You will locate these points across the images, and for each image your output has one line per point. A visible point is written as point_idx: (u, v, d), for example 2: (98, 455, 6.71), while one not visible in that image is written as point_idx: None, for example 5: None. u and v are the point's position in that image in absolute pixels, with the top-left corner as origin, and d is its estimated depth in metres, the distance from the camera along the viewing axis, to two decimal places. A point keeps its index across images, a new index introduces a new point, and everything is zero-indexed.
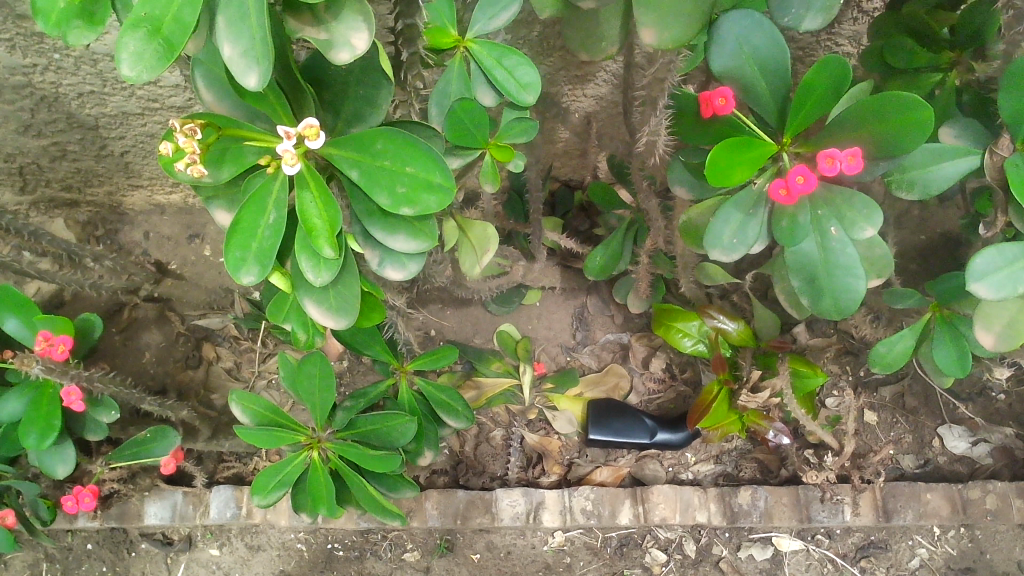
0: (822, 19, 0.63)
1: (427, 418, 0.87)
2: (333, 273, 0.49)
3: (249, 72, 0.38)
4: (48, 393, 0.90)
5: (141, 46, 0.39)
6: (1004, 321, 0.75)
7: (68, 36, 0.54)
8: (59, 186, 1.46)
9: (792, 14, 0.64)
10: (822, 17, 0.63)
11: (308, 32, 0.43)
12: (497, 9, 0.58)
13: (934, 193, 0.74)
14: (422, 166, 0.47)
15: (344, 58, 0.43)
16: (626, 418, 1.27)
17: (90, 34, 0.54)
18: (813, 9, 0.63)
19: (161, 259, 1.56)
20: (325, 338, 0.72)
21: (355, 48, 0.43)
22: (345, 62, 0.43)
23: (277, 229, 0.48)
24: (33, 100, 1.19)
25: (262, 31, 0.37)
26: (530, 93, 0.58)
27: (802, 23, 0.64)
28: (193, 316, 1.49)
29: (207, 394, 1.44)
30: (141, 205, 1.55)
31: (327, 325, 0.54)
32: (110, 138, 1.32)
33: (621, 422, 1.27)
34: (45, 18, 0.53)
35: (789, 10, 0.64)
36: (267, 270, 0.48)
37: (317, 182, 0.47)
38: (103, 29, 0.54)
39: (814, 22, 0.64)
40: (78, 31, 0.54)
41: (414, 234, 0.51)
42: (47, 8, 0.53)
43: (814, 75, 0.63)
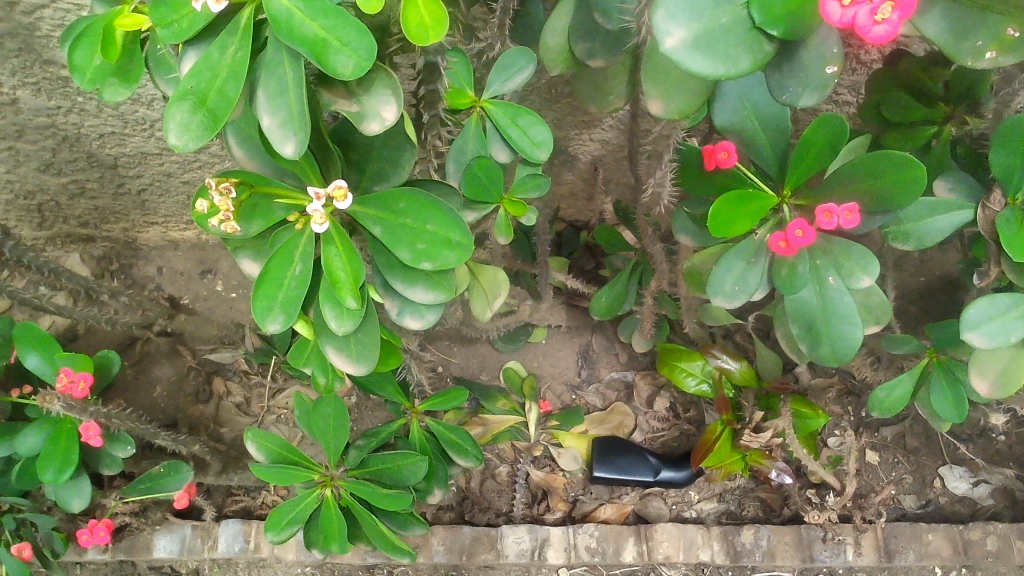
0: (819, 97, 0.55)
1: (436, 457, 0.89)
2: (355, 322, 0.52)
3: (286, 141, 0.42)
4: (67, 429, 0.93)
5: (188, 117, 0.42)
6: (998, 368, 0.77)
7: (103, 92, 0.56)
8: (76, 223, 1.49)
9: (788, 91, 0.55)
10: (820, 94, 0.55)
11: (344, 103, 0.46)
12: (513, 72, 0.62)
13: (928, 245, 0.77)
14: (442, 225, 0.50)
15: (374, 129, 0.46)
16: (630, 456, 1.29)
17: (125, 90, 0.57)
18: (810, 87, 0.54)
19: (174, 294, 1.59)
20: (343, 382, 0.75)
21: (384, 119, 0.46)
22: (375, 132, 0.46)
23: (303, 279, 0.51)
24: (56, 140, 1.23)
25: (299, 105, 0.42)
26: (542, 150, 0.61)
27: (799, 101, 0.55)
28: (204, 350, 1.52)
29: (216, 428, 1.46)
30: (155, 241, 1.58)
31: (347, 372, 0.56)
32: (128, 177, 1.35)
33: (625, 460, 1.28)
34: (81, 74, 0.56)
35: (781, 90, 0.55)
36: (293, 318, 0.51)
37: (342, 238, 0.50)
38: (137, 86, 0.56)
39: (811, 99, 0.55)
40: (113, 87, 0.56)
41: (433, 285, 0.53)
42: (83, 65, 0.56)
43: (812, 135, 0.66)
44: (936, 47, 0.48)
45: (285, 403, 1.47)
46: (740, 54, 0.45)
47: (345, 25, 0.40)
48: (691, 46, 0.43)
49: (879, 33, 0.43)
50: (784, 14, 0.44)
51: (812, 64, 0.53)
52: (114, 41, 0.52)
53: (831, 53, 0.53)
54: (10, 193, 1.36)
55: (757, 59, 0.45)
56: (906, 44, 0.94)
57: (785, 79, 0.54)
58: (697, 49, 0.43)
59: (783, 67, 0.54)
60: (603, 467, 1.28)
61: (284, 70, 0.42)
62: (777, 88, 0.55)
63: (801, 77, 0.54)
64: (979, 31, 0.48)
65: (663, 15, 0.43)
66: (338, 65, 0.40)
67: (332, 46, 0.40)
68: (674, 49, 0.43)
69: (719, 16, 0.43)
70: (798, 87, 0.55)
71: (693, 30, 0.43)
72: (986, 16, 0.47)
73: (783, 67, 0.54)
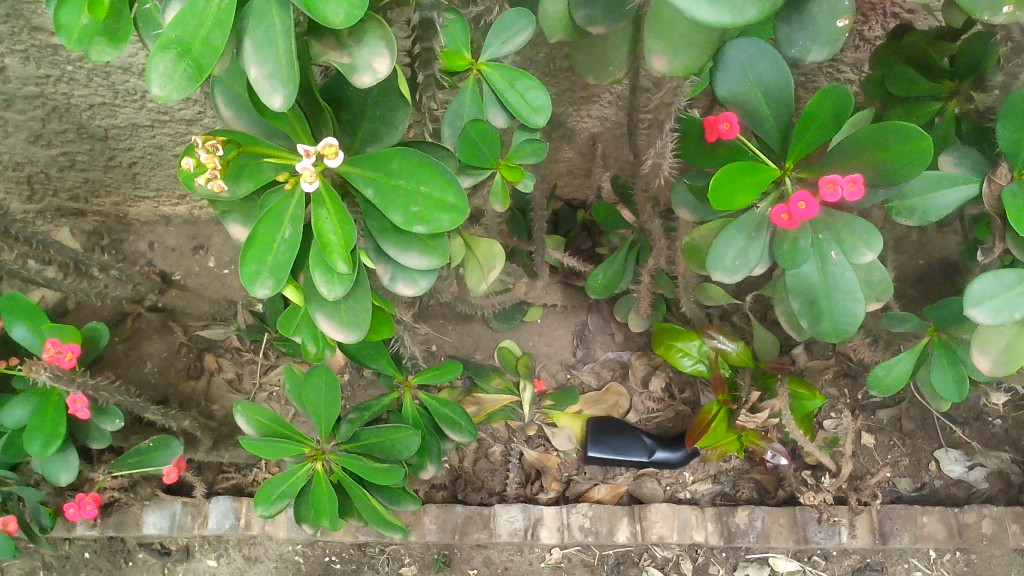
0: (829, 52, 0.58)
1: (429, 431, 0.87)
2: (346, 288, 0.51)
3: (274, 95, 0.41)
4: (54, 400, 0.91)
5: (171, 67, 0.40)
6: (1000, 346, 0.76)
7: (89, 51, 0.54)
8: (67, 196, 1.48)
9: (799, 45, 0.59)
10: (830, 49, 0.58)
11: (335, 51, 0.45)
12: (510, 35, 0.61)
13: (933, 220, 0.75)
14: (436, 186, 0.48)
15: (365, 81, 0.45)
16: (625, 437, 1.29)
17: (111, 51, 0.54)
18: (820, 41, 0.58)
19: (166, 269, 1.58)
20: (334, 352, 0.74)
21: (376, 71, 0.45)
22: (366, 85, 0.45)
23: (292, 244, 0.50)
24: (45, 110, 1.21)
25: (288, 55, 0.40)
26: (541, 115, 0.60)
27: (808, 56, 0.59)
28: (196, 327, 1.51)
29: (207, 404, 1.44)
30: (147, 216, 1.57)
31: (337, 339, 0.55)
32: (119, 149, 1.33)
33: (619, 440, 1.28)
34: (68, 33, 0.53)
35: (792, 44, 0.59)
36: (282, 283, 0.51)
37: (334, 200, 0.49)
38: (123, 46, 0.54)
39: (820, 55, 0.58)
40: (100, 47, 0.54)
41: (427, 251, 0.52)
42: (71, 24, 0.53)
43: (816, 106, 0.65)
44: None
45: (277, 380, 1.45)
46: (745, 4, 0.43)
47: None
48: None
49: None
50: None
51: (822, 18, 0.57)
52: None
53: (842, 7, 0.57)
54: None
55: (764, 7, 0.44)
56: (911, 21, 0.93)
57: (795, 32, 0.58)
58: None
59: (793, 20, 0.58)
60: (597, 446, 1.28)
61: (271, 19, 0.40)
62: (787, 42, 0.59)
63: (811, 29, 0.58)
64: None
65: None
66: (329, 12, 0.39)
67: None
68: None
69: None
70: (809, 41, 0.58)
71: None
72: None
73: (792, 19, 0.58)
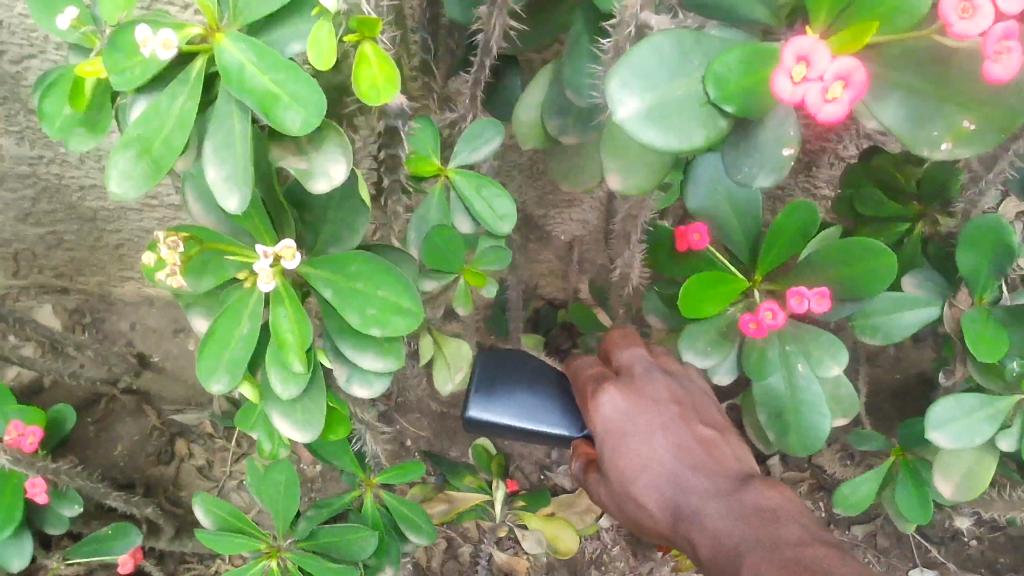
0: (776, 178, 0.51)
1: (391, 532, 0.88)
2: (301, 386, 0.51)
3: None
4: (12, 484, 0.87)
5: (130, 166, 0.41)
6: (963, 470, 0.73)
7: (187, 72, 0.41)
8: (51, 273, 1.51)
9: (743, 171, 0.51)
10: (778, 176, 0.51)
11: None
12: (480, 142, 0.63)
13: (897, 340, 0.73)
14: (393, 290, 0.51)
15: (321, 187, 0.46)
16: (538, 391, 0.77)
17: (144, 175, 0.41)
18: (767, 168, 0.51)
19: (143, 351, 1.56)
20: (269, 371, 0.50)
21: (332, 178, 0.46)
22: (322, 190, 0.46)
23: (250, 340, 0.50)
24: (36, 189, 1.27)
25: (245, 158, 0.41)
26: (506, 223, 0.62)
27: (755, 182, 0.51)
28: (170, 410, 1.48)
29: (174, 491, 1.42)
30: (130, 295, 1.57)
31: (293, 439, 0.55)
32: (107, 231, 1.38)
33: (525, 399, 0.76)
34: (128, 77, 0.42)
35: (735, 169, 0.51)
36: (238, 379, 0.49)
37: (292, 298, 0.49)
38: (166, 165, 0.41)
39: (767, 181, 0.51)
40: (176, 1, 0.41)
41: (382, 353, 0.54)
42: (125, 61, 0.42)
43: (785, 211, 0.64)
44: (893, 136, 0.45)
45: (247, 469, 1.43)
46: (691, 51, 0.44)
47: (295, 81, 0.40)
48: (643, 119, 0.44)
49: (829, 112, 0.42)
50: (737, 90, 0.44)
51: (767, 146, 0.50)
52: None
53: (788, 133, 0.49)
54: None
55: (713, 135, 0.45)
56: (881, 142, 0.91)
57: (741, 157, 0.51)
58: (650, 121, 0.44)
59: (738, 146, 0.50)
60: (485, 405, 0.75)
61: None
62: (732, 167, 0.52)
63: (757, 157, 0.50)
64: (937, 119, 0.44)
65: (617, 82, 0.43)
66: (287, 121, 0.40)
67: (282, 100, 0.40)
68: (642, 43, 0.44)
69: (674, 87, 0.44)
70: (753, 168, 0.51)
71: (646, 100, 0.44)
72: (943, 103, 0.43)
73: (739, 144, 0.50)
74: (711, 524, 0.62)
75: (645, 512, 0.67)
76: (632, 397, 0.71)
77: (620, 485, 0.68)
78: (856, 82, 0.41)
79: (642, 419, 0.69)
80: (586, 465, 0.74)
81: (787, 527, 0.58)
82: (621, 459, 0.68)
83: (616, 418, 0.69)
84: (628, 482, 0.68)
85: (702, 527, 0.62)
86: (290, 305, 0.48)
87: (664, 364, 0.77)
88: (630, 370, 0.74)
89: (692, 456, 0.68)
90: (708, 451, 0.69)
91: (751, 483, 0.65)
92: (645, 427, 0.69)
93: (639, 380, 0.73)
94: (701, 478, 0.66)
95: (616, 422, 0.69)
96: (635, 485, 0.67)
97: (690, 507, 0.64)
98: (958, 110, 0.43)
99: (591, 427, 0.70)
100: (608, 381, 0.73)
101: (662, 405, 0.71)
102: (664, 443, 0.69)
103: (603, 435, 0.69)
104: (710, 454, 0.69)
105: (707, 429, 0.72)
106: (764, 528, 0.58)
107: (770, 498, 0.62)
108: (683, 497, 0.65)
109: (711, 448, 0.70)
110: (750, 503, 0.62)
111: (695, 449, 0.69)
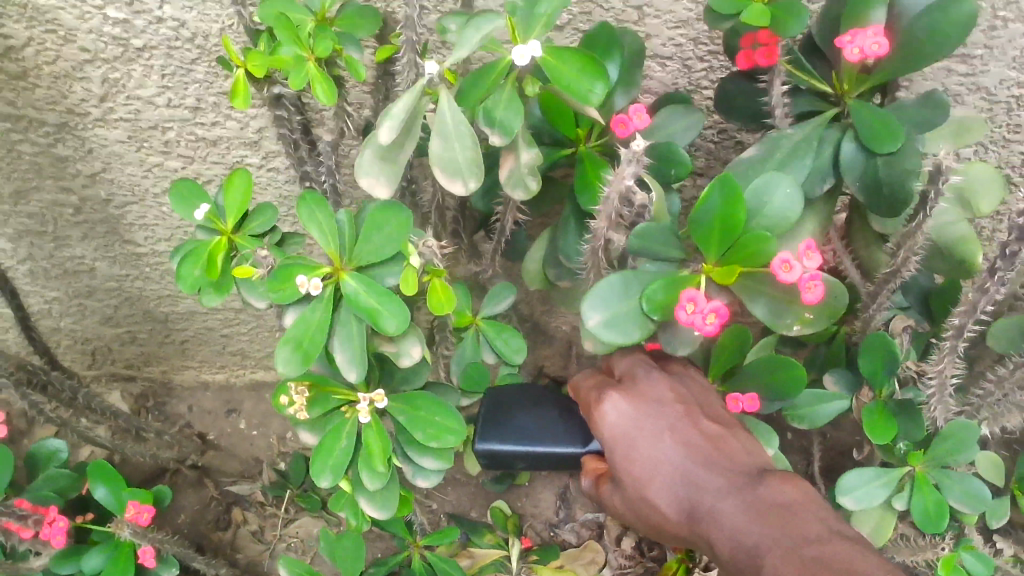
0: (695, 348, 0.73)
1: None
2: (383, 482, 0.73)
3: (466, 185, 0.66)
4: (125, 551, 1.09)
5: (288, 354, 0.64)
6: (873, 523, 0.95)
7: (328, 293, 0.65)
8: (123, 364, 1.74)
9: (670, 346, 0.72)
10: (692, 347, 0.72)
11: (424, 240, 0.67)
12: (499, 300, 0.89)
13: (821, 425, 0.95)
14: (446, 417, 0.73)
15: (405, 363, 0.70)
16: (535, 413, 0.81)
17: (295, 359, 0.64)
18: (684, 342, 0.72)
19: (202, 430, 1.77)
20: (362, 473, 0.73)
21: (412, 357, 0.69)
22: (406, 365, 0.70)
23: (348, 450, 0.73)
24: (120, 299, 1.51)
25: (360, 350, 0.65)
26: (519, 354, 0.86)
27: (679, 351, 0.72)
28: (226, 482, 1.68)
29: (232, 554, 1.61)
30: (188, 381, 1.80)
31: (373, 517, 0.78)
32: (175, 329, 1.62)
33: (526, 417, 0.81)
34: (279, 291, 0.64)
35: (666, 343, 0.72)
36: (338, 476, 0.72)
37: (378, 424, 0.72)
38: (312, 350, 0.64)
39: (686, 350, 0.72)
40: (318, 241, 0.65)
41: (438, 456, 0.77)
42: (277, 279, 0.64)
43: (724, 331, 0.83)
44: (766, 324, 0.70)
45: (296, 533, 1.62)
46: (631, 284, 0.69)
47: (392, 303, 0.63)
48: (603, 325, 0.69)
49: (710, 330, 0.67)
50: (662, 304, 0.68)
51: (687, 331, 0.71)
52: (238, 79, 0.70)
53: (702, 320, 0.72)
54: (73, 338, 1.64)
55: (648, 329, 0.70)
56: None
57: (666, 336, 0.72)
58: (609, 327, 0.69)
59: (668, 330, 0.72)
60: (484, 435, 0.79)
61: (410, 143, 0.66)
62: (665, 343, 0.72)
63: (677, 335, 0.72)
64: (791, 315, 0.70)
65: (586, 305, 0.69)
66: (386, 324, 0.63)
67: (383, 314, 0.63)
68: (602, 282, 0.69)
69: (620, 305, 0.69)
70: (677, 343, 0.72)
71: (605, 315, 0.69)
72: (791, 306, 0.70)
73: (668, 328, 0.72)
74: (744, 536, 0.64)
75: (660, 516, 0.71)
76: (638, 403, 0.74)
77: (634, 489, 0.72)
78: (723, 313, 0.67)
79: (651, 424, 0.73)
80: (595, 481, 0.76)
81: (817, 534, 0.60)
82: (634, 464, 0.72)
83: (626, 426, 0.73)
84: (645, 486, 0.71)
85: (728, 535, 0.65)
86: (375, 429, 0.72)
87: (663, 366, 0.81)
88: (632, 376, 0.78)
89: (702, 457, 0.72)
90: (721, 454, 0.72)
91: (765, 477, 0.68)
92: (654, 432, 0.73)
93: (640, 383, 0.77)
94: (711, 476, 0.70)
95: (625, 430, 0.73)
96: (649, 490, 0.71)
97: (705, 504, 0.68)
98: (802, 307, 0.70)
99: (598, 435, 0.74)
100: (613, 389, 0.76)
101: (667, 409, 0.75)
102: (674, 448, 0.72)
103: (610, 443, 0.73)
104: (722, 455, 0.72)
105: (716, 428, 0.75)
106: (797, 534, 0.61)
107: (794, 500, 0.65)
108: (699, 500, 0.69)
109: (720, 447, 0.73)
110: (774, 506, 0.64)
111: (708, 453, 0.72)
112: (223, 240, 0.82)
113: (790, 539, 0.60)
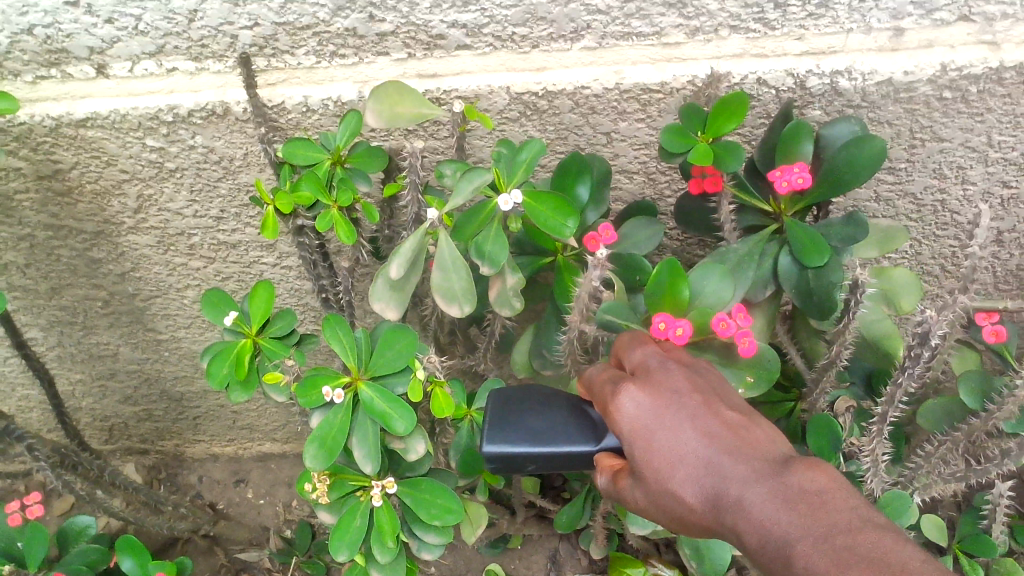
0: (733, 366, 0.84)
1: None
2: (391, 554, 0.85)
3: (462, 309, 0.83)
4: None
5: (315, 451, 0.77)
6: None
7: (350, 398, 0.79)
8: (137, 439, 1.85)
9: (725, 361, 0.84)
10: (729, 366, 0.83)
11: (428, 357, 0.82)
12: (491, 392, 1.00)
13: None
14: (446, 499, 0.86)
15: (413, 457, 0.82)
16: (549, 412, 0.72)
17: (320, 454, 0.77)
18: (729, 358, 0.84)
19: (211, 501, 1.86)
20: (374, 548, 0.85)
21: (418, 451, 0.82)
22: (414, 458, 0.82)
23: (361, 528, 0.85)
24: (139, 381, 1.63)
25: (375, 446, 0.78)
26: None
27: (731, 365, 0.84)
28: (234, 549, 1.76)
29: None
30: (199, 453, 1.90)
31: None
32: (189, 407, 1.73)
33: (539, 420, 0.71)
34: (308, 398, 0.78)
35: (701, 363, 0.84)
36: (352, 551, 0.83)
37: (388, 506, 0.85)
38: (334, 444, 0.77)
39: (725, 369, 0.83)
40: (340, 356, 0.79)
41: (440, 533, 0.89)
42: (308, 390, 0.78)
43: None
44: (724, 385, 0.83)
45: None
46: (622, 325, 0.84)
47: (401, 408, 0.77)
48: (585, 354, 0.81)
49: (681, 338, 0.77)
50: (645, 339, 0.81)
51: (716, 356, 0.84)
52: (268, 215, 0.87)
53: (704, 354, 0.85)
54: (94, 416, 1.75)
55: None
56: None
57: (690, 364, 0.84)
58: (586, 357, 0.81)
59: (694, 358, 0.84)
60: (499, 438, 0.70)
61: (415, 276, 0.84)
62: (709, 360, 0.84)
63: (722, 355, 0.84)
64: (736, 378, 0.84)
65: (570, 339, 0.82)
66: (396, 426, 0.76)
67: (394, 417, 0.77)
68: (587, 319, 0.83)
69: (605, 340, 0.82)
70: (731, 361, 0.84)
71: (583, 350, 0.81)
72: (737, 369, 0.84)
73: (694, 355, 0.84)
74: (768, 526, 0.59)
75: (685, 510, 0.65)
76: (655, 394, 0.68)
77: (656, 483, 0.65)
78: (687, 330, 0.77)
79: (670, 414, 0.67)
80: (613, 477, 0.69)
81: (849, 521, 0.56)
82: (655, 456, 0.66)
83: (643, 416, 0.67)
84: (667, 479, 0.65)
85: (759, 529, 0.59)
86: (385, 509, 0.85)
87: (678, 358, 0.74)
88: (647, 366, 0.72)
89: (727, 447, 0.65)
90: (744, 441, 0.66)
91: (791, 464, 0.62)
92: (674, 422, 0.67)
93: (656, 374, 0.71)
94: (738, 466, 0.63)
95: (643, 420, 0.67)
96: (671, 483, 0.65)
97: (732, 494, 0.62)
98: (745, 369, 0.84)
99: (614, 429, 0.68)
100: (627, 382, 0.71)
101: (687, 399, 0.68)
102: (696, 437, 0.66)
103: (629, 436, 0.67)
104: (747, 443, 0.65)
105: (738, 418, 0.68)
106: (825, 524, 0.56)
107: (825, 486, 0.59)
108: (727, 494, 0.63)
109: (743, 434, 0.66)
110: (800, 493, 0.59)
111: (730, 441, 0.66)
112: (247, 342, 0.95)
113: (810, 518, 0.57)
